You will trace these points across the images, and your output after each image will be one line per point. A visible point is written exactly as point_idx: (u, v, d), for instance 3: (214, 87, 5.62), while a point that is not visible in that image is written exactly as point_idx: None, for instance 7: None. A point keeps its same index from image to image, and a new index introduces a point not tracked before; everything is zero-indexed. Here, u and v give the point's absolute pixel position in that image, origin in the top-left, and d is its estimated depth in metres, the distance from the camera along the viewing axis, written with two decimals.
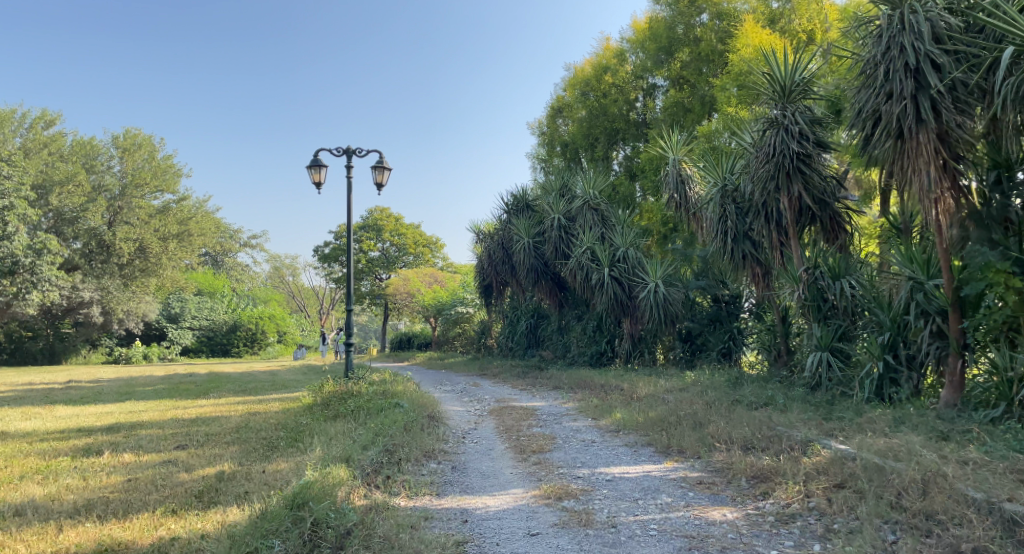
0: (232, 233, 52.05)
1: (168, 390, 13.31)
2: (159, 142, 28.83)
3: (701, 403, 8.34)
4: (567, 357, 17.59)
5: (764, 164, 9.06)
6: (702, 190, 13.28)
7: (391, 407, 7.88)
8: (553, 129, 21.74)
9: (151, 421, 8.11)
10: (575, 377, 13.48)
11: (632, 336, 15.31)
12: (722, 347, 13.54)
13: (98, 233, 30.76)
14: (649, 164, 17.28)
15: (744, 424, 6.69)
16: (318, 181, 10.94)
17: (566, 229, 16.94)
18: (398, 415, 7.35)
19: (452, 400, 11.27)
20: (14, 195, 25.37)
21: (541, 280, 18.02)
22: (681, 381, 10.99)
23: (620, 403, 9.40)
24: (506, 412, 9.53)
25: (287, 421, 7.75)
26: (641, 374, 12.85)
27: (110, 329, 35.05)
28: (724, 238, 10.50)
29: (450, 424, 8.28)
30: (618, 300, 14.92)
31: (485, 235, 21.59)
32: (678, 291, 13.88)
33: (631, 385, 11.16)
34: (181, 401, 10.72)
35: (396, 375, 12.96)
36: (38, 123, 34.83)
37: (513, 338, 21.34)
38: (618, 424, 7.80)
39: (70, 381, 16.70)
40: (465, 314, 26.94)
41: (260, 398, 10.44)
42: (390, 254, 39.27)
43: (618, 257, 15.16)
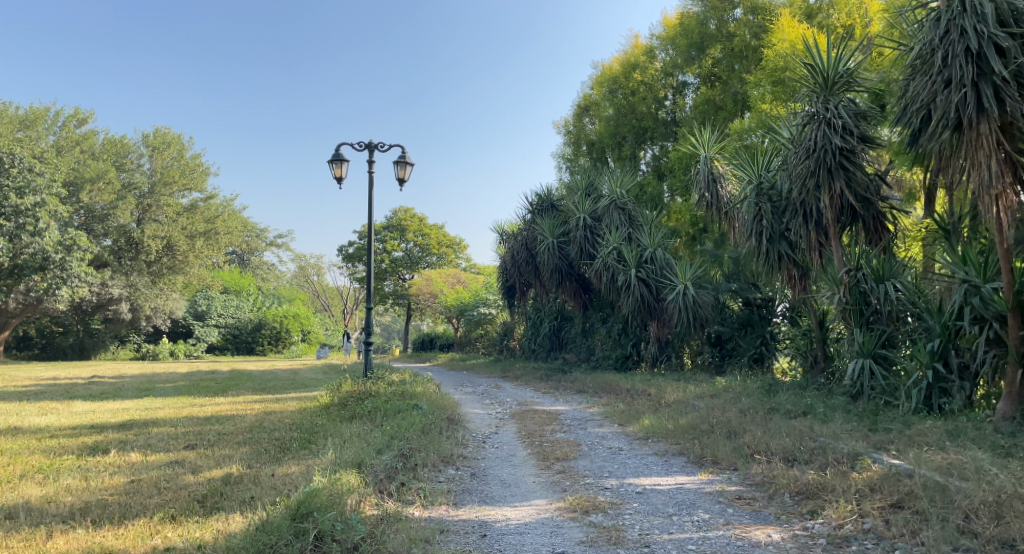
0: (258, 232, 52.53)
1: (188, 387, 13.19)
2: (188, 140, 29.00)
3: (735, 410, 7.92)
4: (591, 360, 17.22)
5: (804, 161, 8.59)
6: (735, 190, 12.80)
7: (409, 408, 7.58)
8: (579, 128, 21.36)
9: (166, 419, 7.91)
10: (600, 381, 13.09)
11: (658, 339, 14.90)
12: (753, 353, 13.03)
13: (127, 231, 31.10)
14: (678, 164, 16.84)
15: (783, 434, 6.27)
16: (340, 176, 10.71)
17: (591, 229, 16.55)
18: (416, 417, 7.05)
19: (473, 403, 10.95)
20: (46, 192, 25.71)
21: (565, 281, 17.64)
22: (711, 387, 10.55)
23: (647, 409, 8.99)
24: (528, 416, 9.19)
25: (303, 421, 7.49)
26: (669, 379, 12.43)
27: (138, 325, 35.44)
28: (759, 238, 10.02)
29: (471, 428, 7.95)
30: (644, 303, 14.49)
31: (508, 235, 21.27)
32: (707, 293, 13.41)
33: (659, 390, 10.74)
34: (198, 398, 10.55)
35: (416, 376, 12.69)
36: (70, 122, 35.36)
37: (536, 340, 20.99)
38: (646, 431, 7.42)
39: (94, 376, 16.71)
40: (488, 315, 26.67)
41: (278, 396, 10.23)
42: (413, 254, 39.21)
43: (645, 259, 14.73)
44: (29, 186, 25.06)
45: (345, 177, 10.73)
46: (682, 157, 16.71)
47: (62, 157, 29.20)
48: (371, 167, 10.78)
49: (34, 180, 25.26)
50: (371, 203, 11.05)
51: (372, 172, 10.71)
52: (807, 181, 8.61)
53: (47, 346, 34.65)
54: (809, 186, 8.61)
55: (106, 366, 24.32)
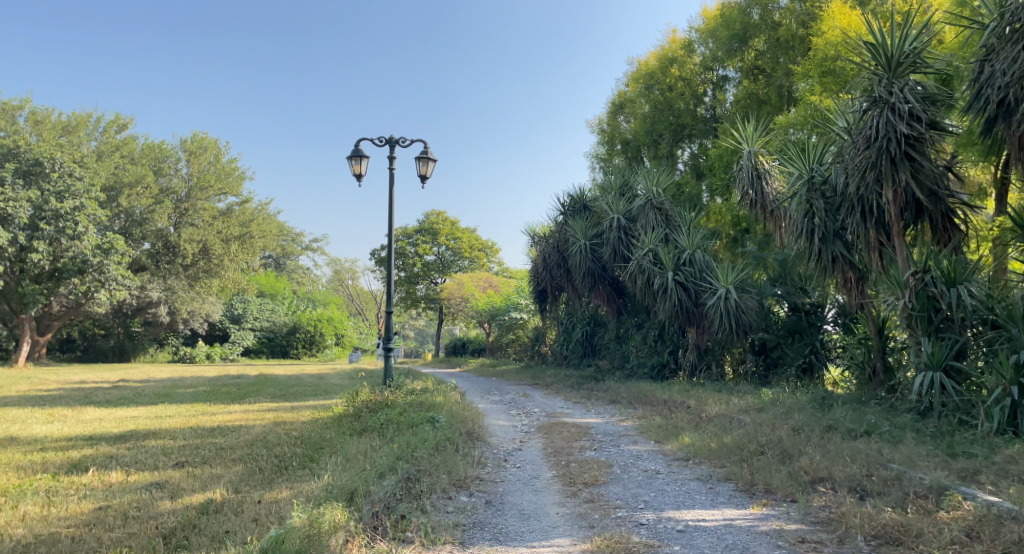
0: (295, 236, 52.96)
1: (207, 392, 12.79)
2: (223, 145, 29.10)
3: (786, 428, 7.13)
4: (626, 368, 16.45)
5: (865, 150, 7.78)
6: (781, 187, 11.95)
7: (424, 422, 6.95)
8: (613, 126, 20.56)
9: (170, 429, 7.43)
10: (636, 391, 12.32)
11: (697, 347, 14.07)
12: (801, 363, 12.10)
13: (164, 235, 31.37)
14: (719, 162, 16.00)
15: (846, 459, 5.51)
16: (359, 173, 10.22)
17: (626, 230, 15.78)
18: (430, 432, 6.41)
19: (498, 414, 10.30)
20: (85, 196, 26.00)
21: (598, 285, 16.88)
22: (757, 400, 9.73)
23: (687, 424, 8.22)
24: (556, 429, 8.50)
25: (311, 434, 6.91)
26: (710, 389, 11.63)
27: (176, 328, 35.77)
28: (810, 237, 9.18)
29: (492, 444, 7.29)
30: (683, 308, 13.69)
31: (540, 237, 20.59)
32: (751, 298, 12.54)
33: (699, 403, 9.95)
34: (212, 405, 10.10)
35: (441, 384, 12.08)
36: (111, 128, 35.93)
37: (569, 346, 20.28)
38: (686, 451, 6.68)
39: (121, 380, 16.51)
40: (519, 320, 25.99)
41: (294, 405, 9.72)
42: (445, 258, 38.84)
43: (683, 261, 13.93)
44: (68, 190, 25.37)
45: (364, 174, 10.26)
46: (722, 154, 15.89)
47: (102, 162, 29.57)
48: (392, 164, 10.28)
49: (74, 185, 25.56)
50: (391, 201, 10.53)
51: (392, 169, 10.21)
52: (868, 172, 7.79)
53: (88, 349, 35.14)
54: (869, 178, 7.79)
55: (144, 369, 24.38)
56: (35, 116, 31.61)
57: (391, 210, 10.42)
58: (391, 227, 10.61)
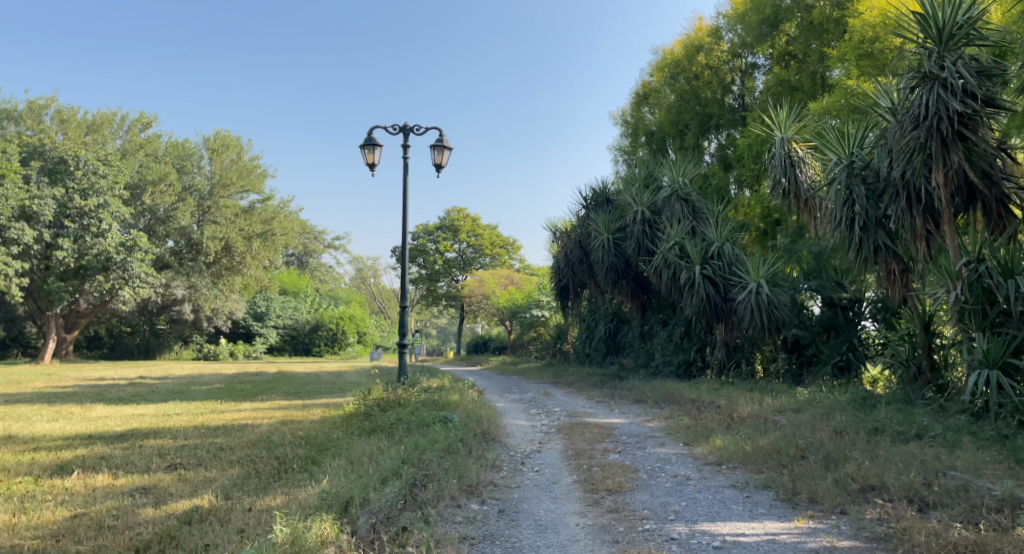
0: (318, 234, 53.11)
1: (221, 390, 12.52)
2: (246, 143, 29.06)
3: (826, 430, 6.60)
4: (650, 366, 15.93)
5: (913, 130, 7.23)
6: (817, 175, 11.36)
7: (437, 421, 6.53)
8: (637, 117, 19.97)
9: (173, 428, 7.11)
10: (662, 389, 11.80)
11: (726, 344, 13.51)
12: (837, 360, 11.49)
13: (187, 232, 31.73)
14: (748, 152, 15.37)
15: (900, 465, 4.99)
16: (373, 163, 9.86)
17: (650, 223, 15.24)
18: (443, 432, 5.99)
19: (518, 413, 9.88)
20: (109, 194, 26.09)
21: (621, 281, 16.34)
22: (791, 399, 9.18)
23: (718, 426, 7.70)
24: (578, 430, 8.04)
25: (317, 434, 6.54)
26: (741, 388, 11.10)
27: (201, 325, 35.92)
28: (851, 226, 8.63)
29: (510, 446, 6.85)
30: (711, 303, 13.14)
31: (562, 232, 20.10)
32: (784, 292, 11.96)
33: (730, 403, 9.41)
34: (223, 403, 9.80)
35: (459, 382, 11.69)
36: (137, 127, 36.20)
37: (591, 344, 19.81)
38: (719, 454, 6.18)
39: (140, 377, 16.38)
40: (541, 317, 25.51)
41: (305, 403, 9.37)
42: (466, 255, 38.51)
43: (711, 254, 13.39)
44: (92, 188, 25.54)
45: (377, 163, 9.91)
46: (752, 144, 15.25)
47: (126, 161, 29.71)
48: (406, 153, 9.89)
49: (97, 183, 25.69)
50: (406, 192, 10.14)
51: (407, 158, 9.83)
52: (916, 154, 7.24)
53: (115, 346, 35.44)
54: (917, 160, 7.25)
55: (168, 366, 24.43)
56: (61, 115, 31.88)
57: (405, 201, 10.04)
58: (406, 218, 10.19)
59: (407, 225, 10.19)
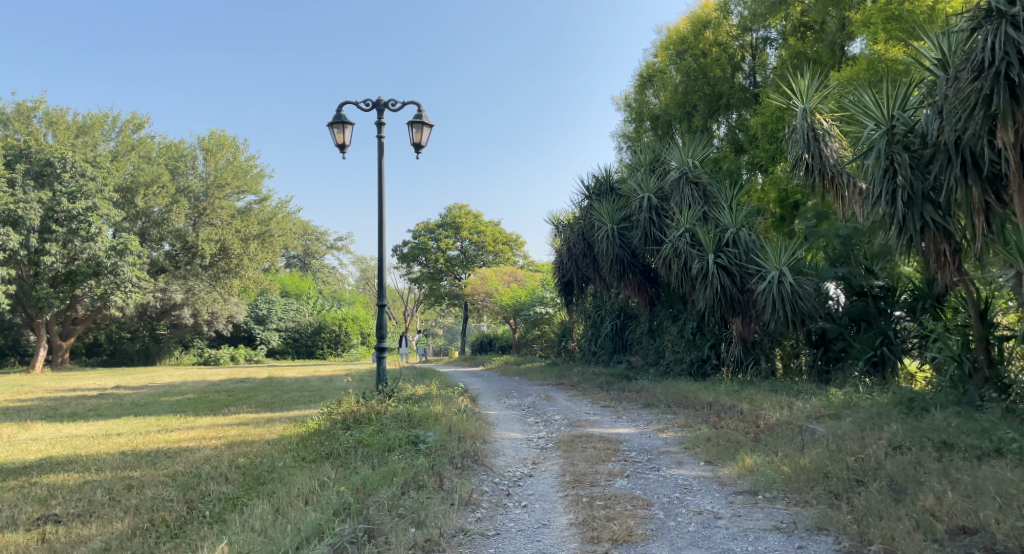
0: (319, 235, 52.10)
1: (191, 401, 11.37)
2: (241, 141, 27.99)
3: (878, 444, 5.43)
4: (661, 365, 14.80)
5: (973, 82, 6.04)
6: (844, 148, 10.11)
7: (404, 445, 5.40)
8: (640, 101, 18.77)
9: (98, 455, 5.97)
10: (675, 391, 10.63)
11: (743, 340, 12.35)
12: (870, 356, 10.25)
13: (182, 235, 30.35)
14: (761, 131, 14.19)
15: (992, 501, 3.86)
16: (343, 143, 8.75)
17: (658, 210, 14.08)
18: (403, 462, 4.87)
19: (513, 423, 8.70)
20: (98, 197, 25.03)
21: (628, 274, 15.18)
22: (825, 403, 7.99)
23: (745, 439, 6.52)
24: (580, 444, 6.87)
25: (261, 460, 5.41)
26: (763, 389, 9.91)
27: (200, 330, 34.95)
28: (892, 201, 7.41)
29: (495, 469, 5.68)
30: (726, 295, 11.94)
31: (564, 225, 18.94)
32: (810, 281, 10.75)
33: (755, 408, 8.22)
34: (182, 419, 8.68)
35: (448, 388, 10.55)
36: (128, 128, 35.20)
37: (597, 341, 18.63)
38: (753, 479, 5.01)
39: (117, 386, 15.29)
40: (545, 315, 24.32)
41: (272, 417, 8.24)
42: (468, 252, 37.36)
43: (726, 242, 12.17)
44: (80, 191, 24.35)
45: (348, 144, 8.81)
46: (766, 122, 14.07)
47: (117, 163, 28.73)
48: (381, 131, 8.75)
49: (86, 185, 24.55)
50: (381, 175, 8.99)
51: (381, 136, 8.73)
52: (977, 109, 6.03)
53: (114, 353, 34.48)
54: (978, 118, 6.03)
55: (159, 373, 23.28)
56: (50, 117, 30.90)
57: (381, 184, 8.90)
58: (383, 204, 9.03)
59: (385, 211, 9.03)
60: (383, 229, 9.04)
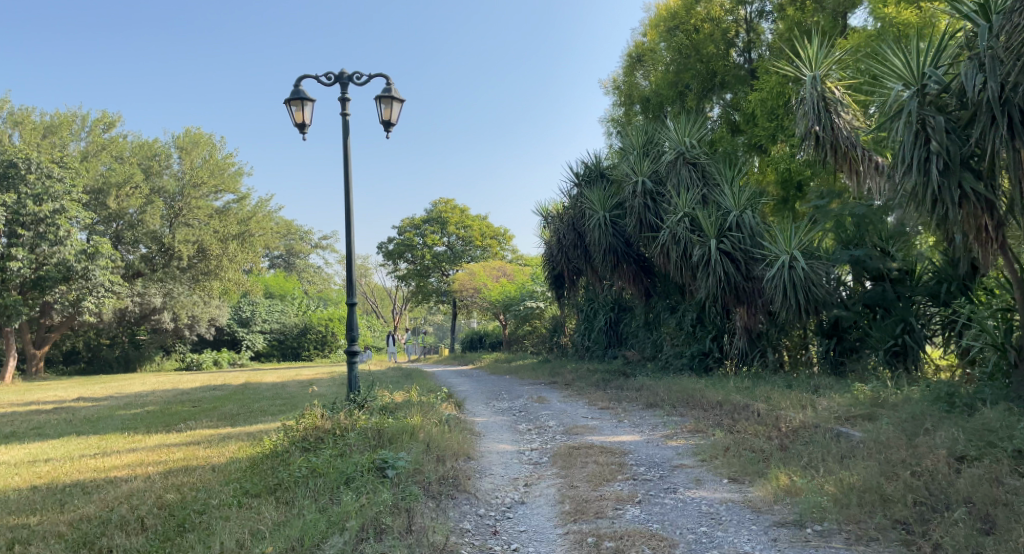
0: (304, 235, 50.89)
1: (149, 414, 10.31)
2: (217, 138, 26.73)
3: (935, 454, 4.56)
4: (659, 359, 13.94)
5: None
6: (858, 118, 9.23)
7: (368, 475, 4.47)
8: (629, 83, 17.85)
9: (5, 492, 4.99)
10: (679, 389, 9.75)
11: (747, 331, 11.50)
12: (890, 345, 9.42)
13: (158, 237, 29.04)
14: (760, 109, 13.35)
15: None
16: (302, 122, 7.86)
17: (653, 194, 13.18)
18: (365, 502, 3.98)
19: (501, 432, 7.76)
20: (66, 198, 23.63)
21: (622, 264, 14.32)
22: (852, 401, 7.11)
23: (771, 449, 5.62)
24: (578, 458, 5.95)
25: (192, 496, 4.46)
26: (776, 385, 9.05)
27: (183, 334, 33.69)
28: (925, 170, 6.53)
29: (480, 497, 4.74)
30: (730, 284, 11.11)
31: (553, 216, 18.03)
32: (823, 265, 9.87)
33: (772, 409, 7.33)
34: (129, 438, 7.65)
35: (431, 392, 9.60)
36: (98, 127, 33.83)
37: (591, 336, 17.75)
38: (794, 506, 4.13)
39: (77, 398, 14.15)
40: (536, 310, 23.39)
41: (229, 435, 7.24)
42: (455, 248, 36.33)
43: (729, 226, 11.31)
44: (47, 192, 22.94)
45: (308, 124, 7.92)
46: (766, 99, 13.22)
47: (87, 163, 27.39)
48: (345, 107, 7.90)
49: (52, 186, 23.17)
50: (347, 156, 8.09)
51: (345, 114, 7.85)
52: None
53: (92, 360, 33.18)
54: None
55: (133, 382, 21.98)
56: (14, 118, 29.50)
57: (346, 168, 8.02)
58: (350, 190, 8.14)
59: (352, 198, 8.15)
60: (351, 218, 8.12)
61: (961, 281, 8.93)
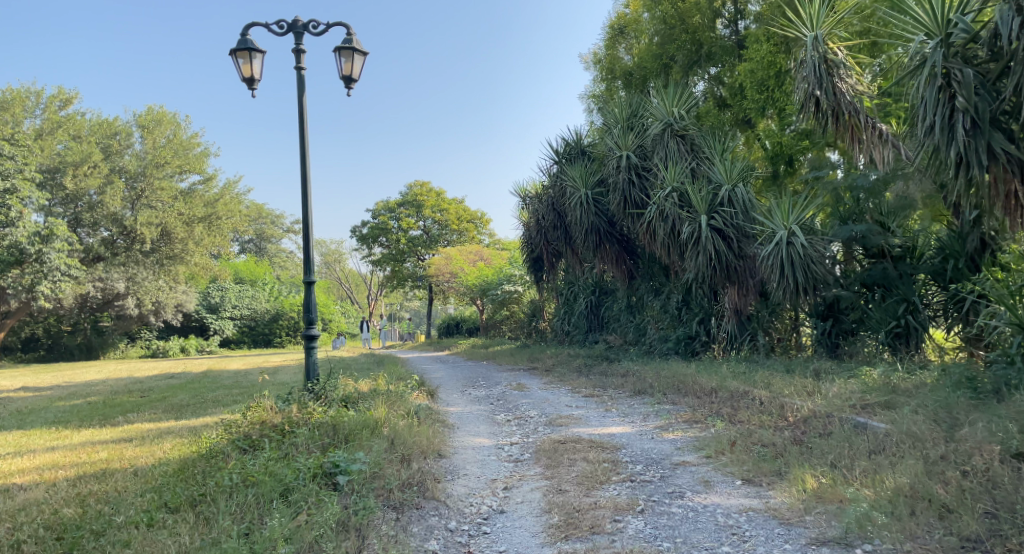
0: (275, 218, 49.36)
1: (89, 406, 9.32)
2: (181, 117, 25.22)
3: (984, 451, 3.89)
4: (644, 344, 13.29)
5: None
6: (862, 82, 8.53)
7: (316, 487, 3.69)
8: (611, 57, 17.01)
9: None
10: (670, 374, 9.06)
11: (737, 312, 10.88)
12: (892, 327, 8.83)
13: (119, 219, 27.52)
14: (749, 80, 12.61)
15: None
16: (250, 77, 6.97)
17: (639, 170, 12.45)
18: (303, 528, 3.21)
19: (477, 424, 6.99)
20: (17, 176, 21.93)
21: (605, 244, 13.61)
22: (863, 386, 6.46)
23: (783, 444, 4.94)
24: (565, 455, 5.21)
25: (96, 513, 3.64)
26: (774, 370, 8.41)
27: (148, 321, 32.30)
28: (948, 129, 5.87)
29: (451, 506, 3.98)
30: (721, 262, 10.44)
31: (532, 196, 17.23)
32: (822, 242, 9.23)
33: (775, 396, 6.65)
34: (54, 435, 6.70)
35: (400, 381, 8.79)
36: (54, 103, 32.00)
37: (571, 320, 17.03)
38: (829, 520, 3.45)
39: (19, 389, 13.01)
40: (514, 295, 22.59)
41: (168, 432, 6.35)
42: (431, 232, 35.36)
43: (720, 201, 10.64)
44: None
45: (258, 79, 7.01)
46: (756, 69, 12.49)
47: (42, 141, 25.68)
48: (298, 60, 7.03)
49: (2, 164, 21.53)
50: (301, 118, 7.21)
51: (300, 68, 6.97)
52: None
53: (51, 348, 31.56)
54: None
55: (92, 371, 20.70)
56: None
57: (301, 129, 7.14)
58: (307, 155, 7.26)
59: (309, 164, 7.26)
60: (308, 187, 7.23)
61: (968, 258, 8.32)
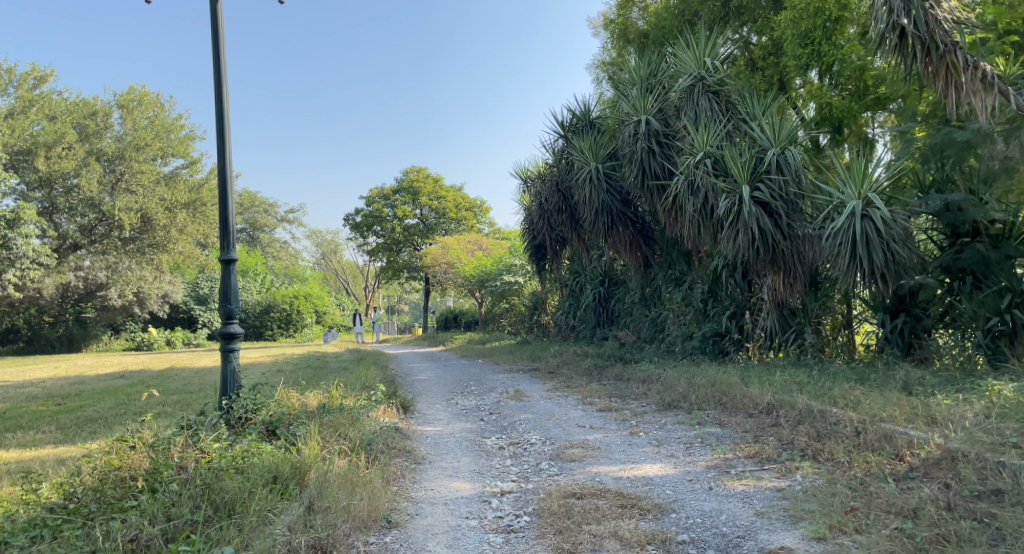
0: (269, 206, 47.28)
1: None
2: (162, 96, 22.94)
3: None
4: (663, 341, 11.43)
5: None
6: (962, 12, 6.72)
7: None
8: (623, 19, 14.93)
9: None
10: (708, 381, 7.20)
11: (779, 304, 9.02)
12: (992, 325, 6.92)
13: (96, 204, 24.81)
14: (790, 30, 10.50)
15: None
16: None
17: (661, 137, 10.51)
18: None
19: (457, 455, 5.12)
20: None
21: (618, 226, 11.70)
22: (998, 407, 4.58)
23: (937, 516, 3.12)
24: (582, 522, 3.45)
25: None
26: (845, 380, 6.56)
27: (134, 312, 30.22)
28: None
29: None
30: (766, 243, 8.57)
31: (534, 176, 15.36)
32: (900, 215, 7.38)
33: (868, 420, 4.79)
34: None
35: (364, 391, 6.88)
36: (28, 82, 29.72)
37: (576, 314, 15.15)
38: None
39: None
40: (514, 286, 20.67)
41: (18, 471, 4.45)
42: (428, 220, 33.40)
43: (765, 169, 8.78)
44: None
45: None
46: (797, 20, 10.39)
47: (13, 119, 23.11)
48: None
49: None
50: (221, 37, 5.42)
51: None
52: None
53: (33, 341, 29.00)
54: None
55: (58, 368, 18.58)
56: None
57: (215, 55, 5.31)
58: (224, 87, 5.73)
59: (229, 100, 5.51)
60: (228, 136, 5.73)
61: None
